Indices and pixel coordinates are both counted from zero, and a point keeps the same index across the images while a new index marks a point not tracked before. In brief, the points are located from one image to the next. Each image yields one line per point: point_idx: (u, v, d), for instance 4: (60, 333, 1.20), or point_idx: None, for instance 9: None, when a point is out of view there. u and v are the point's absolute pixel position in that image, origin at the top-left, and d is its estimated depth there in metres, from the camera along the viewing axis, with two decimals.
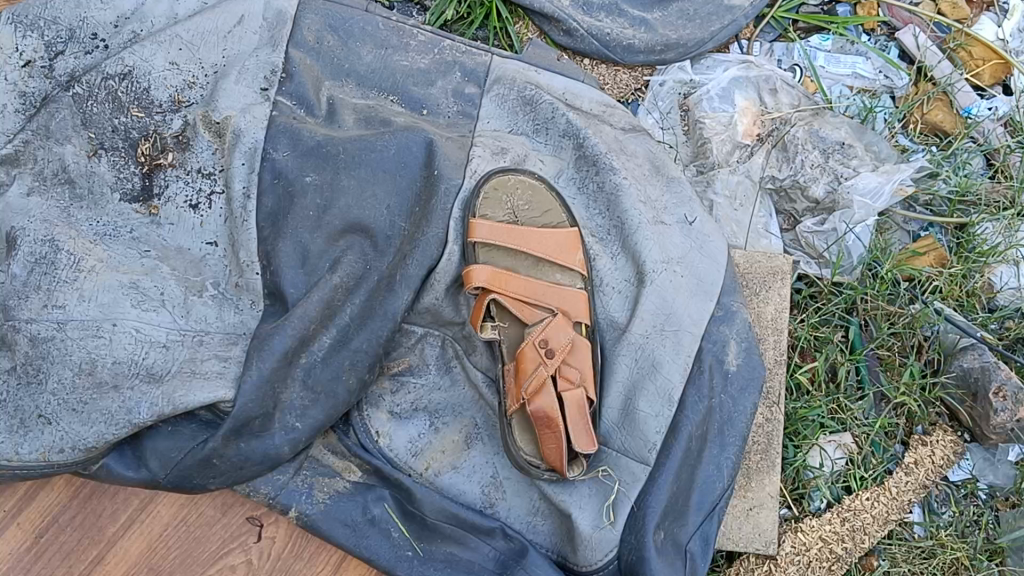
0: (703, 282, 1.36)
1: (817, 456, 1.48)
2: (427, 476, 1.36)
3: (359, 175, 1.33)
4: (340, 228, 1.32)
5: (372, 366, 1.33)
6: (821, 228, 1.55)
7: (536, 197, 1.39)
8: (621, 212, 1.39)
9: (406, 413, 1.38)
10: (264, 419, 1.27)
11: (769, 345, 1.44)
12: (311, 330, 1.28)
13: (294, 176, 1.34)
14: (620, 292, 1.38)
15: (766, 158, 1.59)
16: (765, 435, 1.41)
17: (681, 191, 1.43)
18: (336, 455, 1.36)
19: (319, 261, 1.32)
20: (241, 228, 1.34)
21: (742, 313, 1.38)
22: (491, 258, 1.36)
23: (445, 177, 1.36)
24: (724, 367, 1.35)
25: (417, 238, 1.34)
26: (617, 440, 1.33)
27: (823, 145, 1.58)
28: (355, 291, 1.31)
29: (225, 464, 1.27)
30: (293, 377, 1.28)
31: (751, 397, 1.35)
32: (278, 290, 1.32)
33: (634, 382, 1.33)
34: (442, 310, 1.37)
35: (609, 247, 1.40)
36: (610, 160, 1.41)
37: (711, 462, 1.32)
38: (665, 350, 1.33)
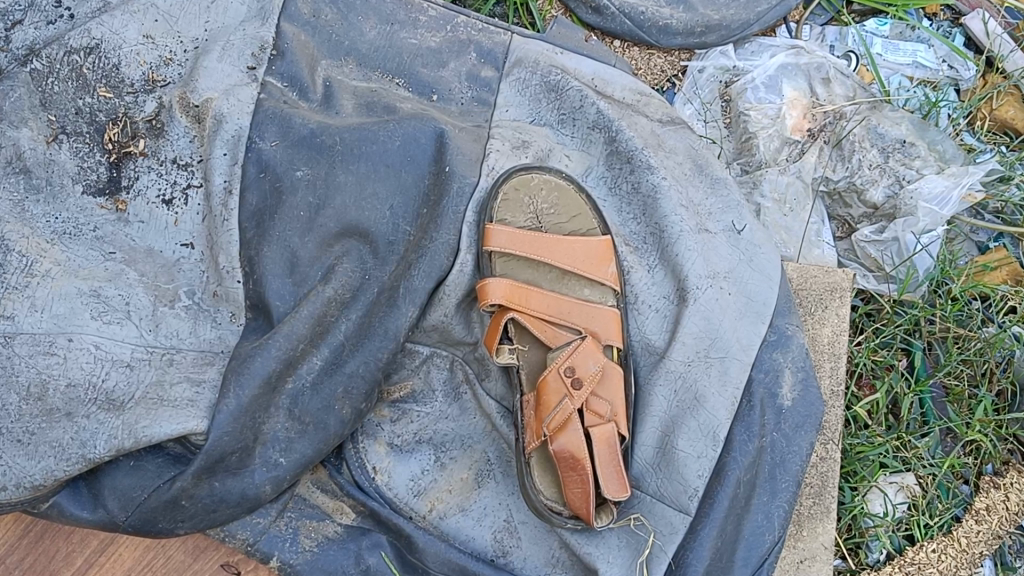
0: (753, 301, 1.18)
1: (876, 500, 1.29)
2: (430, 519, 1.17)
3: (358, 170, 1.15)
4: (336, 231, 1.14)
5: (370, 393, 1.15)
6: (880, 237, 1.38)
7: (562, 199, 1.21)
8: (660, 218, 1.20)
9: (408, 446, 1.19)
10: (242, 454, 1.09)
11: (825, 372, 1.25)
12: (300, 349, 1.11)
13: (283, 169, 1.16)
14: (657, 310, 1.19)
15: (819, 155, 1.41)
16: (820, 476, 1.22)
17: (728, 194, 1.24)
18: (326, 495, 1.17)
19: (310, 269, 1.14)
20: (221, 229, 1.16)
21: (799, 338, 1.19)
22: (509, 269, 1.18)
23: (458, 175, 1.18)
24: (777, 402, 1.16)
25: (423, 245, 1.16)
26: (652, 483, 1.14)
27: (882, 143, 1.40)
28: (351, 306, 1.13)
29: (196, 506, 1.08)
30: (277, 405, 1.10)
31: (808, 435, 1.16)
32: (261, 302, 1.14)
33: (673, 417, 1.15)
34: (452, 328, 1.19)
35: (645, 258, 1.22)
36: (646, 156, 1.22)
37: (761, 511, 1.14)
38: (710, 381, 1.15)
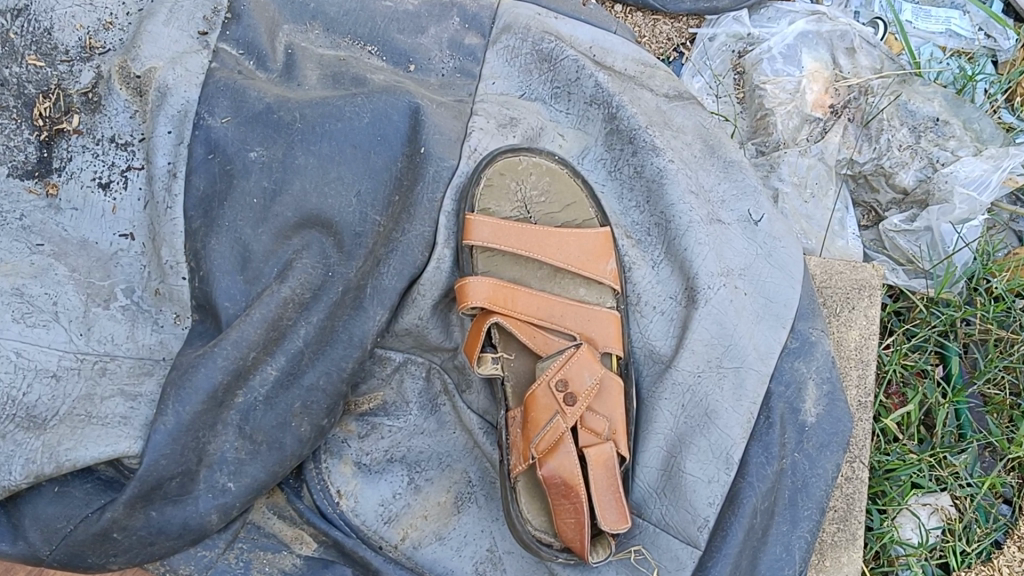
0: (772, 303, 1.04)
1: (908, 525, 1.14)
2: (402, 550, 1.02)
3: (320, 151, 1.00)
4: (294, 221, 1.00)
5: (333, 408, 1.00)
6: (911, 226, 1.23)
7: (554, 184, 1.06)
8: (666, 207, 1.05)
9: (378, 466, 1.05)
10: (184, 479, 0.95)
11: (851, 381, 1.11)
12: (251, 359, 0.96)
13: (234, 150, 1.01)
14: (663, 312, 1.05)
15: (843, 135, 1.26)
16: (845, 499, 1.08)
17: (743, 179, 1.09)
18: (284, 522, 1.03)
19: (264, 265, 1.00)
20: (164, 218, 1.02)
21: (824, 344, 1.05)
22: (493, 266, 1.03)
23: (434, 157, 1.03)
24: (799, 418, 1.02)
25: (394, 237, 1.01)
26: (655, 511, 1.00)
27: (913, 121, 1.26)
28: (311, 307, 0.98)
29: (131, 539, 0.94)
30: (224, 422, 0.96)
31: (834, 456, 1.02)
32: (209, 303, 1.00)
33: (679, 435, 1.00)
34: (428, 333, 1.04)
35: (649, 252, 1.07)
36: (650, 135, 1.07)
37: (779, 542, 1.00)
38: (722, 394, 1.00)
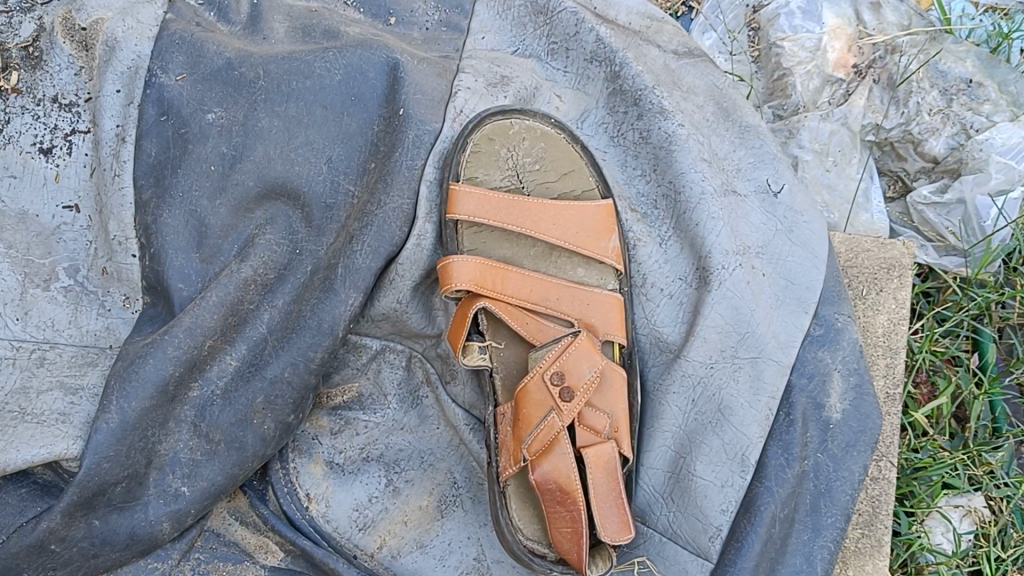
0: (793, 285, 0.93)
1: (938, 530, 1.04)
2: (380, 559, 0.92)
3: (286, 114, 0.89)
4: (256, 191, 0.89)
5: (300, 403, 0.89)
6: (942, 198, 1.12)
7: (550, 151, 0.93)
8: (675, 177, 0.94)
9: (353, 466, 0.94)
10: (130, 483, 0.84)
11: (879, 372, 1.00)
12: (207, 348, 0.86)
13: (189, 111, 0.90)
14: (671, 296, 0.93)
15: (868, 97, 1.14)
16: (871, 502, 0.98)
17: (761, 145, 0.98)
18: (246, 529, 0.92)
19: (222, 242, 0.89)
20: (111, 188, 0.90)
21: (852, 331, 0.93)
22: (480, 244, 0.92)
23: (415, 120, 0.90)
24: (823, 415, 0.91)
25: (369, 211, 0.89)
26: (662, 518, 0.90)
27: (943, 83, 1.15)
28: (275, 290, 0.88)
29: (71, 551, 0.84)
30: (177, 419, 0.86)
31: (862, 457, 0.91)
32: (159, 284, 0.89)
33: (689, 434, 0.90)
34: (408, 319, 0.93)
35: (657, 227, 0.96)
36: (658, 97, 0.95)
37: (799, 552, 0.90)
38: (738, 388, 0.89)
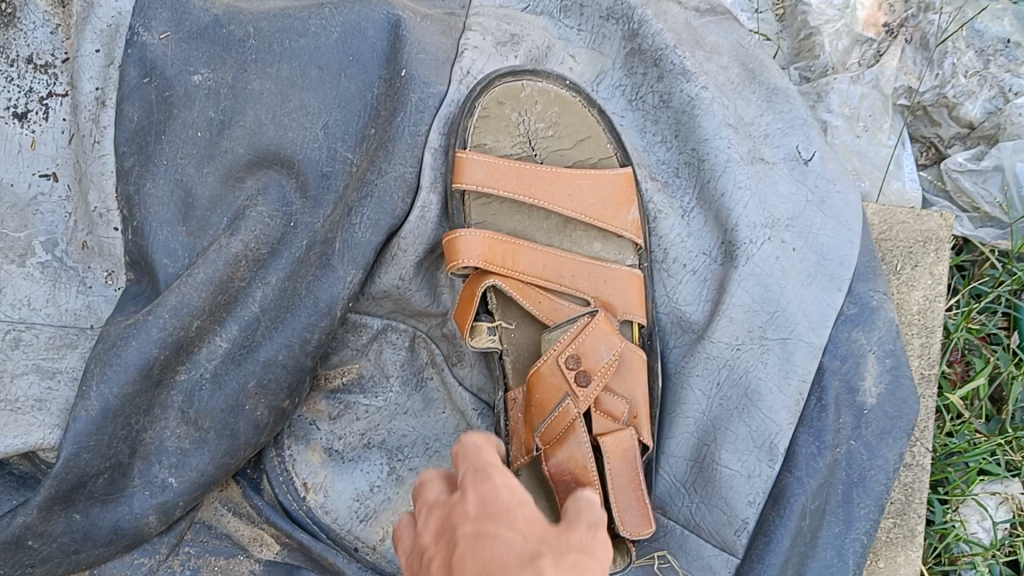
0: (825, 261, 0.86)
1: (973, 518, 0.98)
2: (382, 552, 0.86)
3: (278, 75, 0.83)
4: (247, 159, 0.82)
5: (295, 387, 0.83)
6: (979, 165, 1.05)
7: (563, 116, 0.86)
8: (699, 144, 0.87)
9: (353, 453, 0.89)
10: (113, 475, 0.79)
11: (913, 351, 0.94)
12: (195, 329, 0.79)
13: (173, 72, 0.83)
14: (694, 272, 0.87)
15: (900, 58, 1.07)
16: (904, 490, 0.92)
17: (790, 108, 0.91)
18: (240, 520, 0.86)
19: (211, 214, 0.82)
20: (91, 155, 0.84)
21: (888, 310, 0.87)
22: (490, 215, 0.85)
23: (418, 82, 0.83)
24: (858, 400, 0.85)
25: (369, 180, 0.83)
26: (683, 509, 0.84)
27: (980, 43, 1.07)
28: (268, 266, 0.81)
29: (50, 547, 0.78)
30: (164, 405, 0.80)
31: (897, 445, 0.85)
32: (143, 259, 0.83)
33: (713, 420, 0.84)
34: (411, 297, 0.87)
35: (679, 198, 0.89)
36: (680, 57, 0.88)
37: (830, 546, 0.84)
38: (766, 371, 0.83)
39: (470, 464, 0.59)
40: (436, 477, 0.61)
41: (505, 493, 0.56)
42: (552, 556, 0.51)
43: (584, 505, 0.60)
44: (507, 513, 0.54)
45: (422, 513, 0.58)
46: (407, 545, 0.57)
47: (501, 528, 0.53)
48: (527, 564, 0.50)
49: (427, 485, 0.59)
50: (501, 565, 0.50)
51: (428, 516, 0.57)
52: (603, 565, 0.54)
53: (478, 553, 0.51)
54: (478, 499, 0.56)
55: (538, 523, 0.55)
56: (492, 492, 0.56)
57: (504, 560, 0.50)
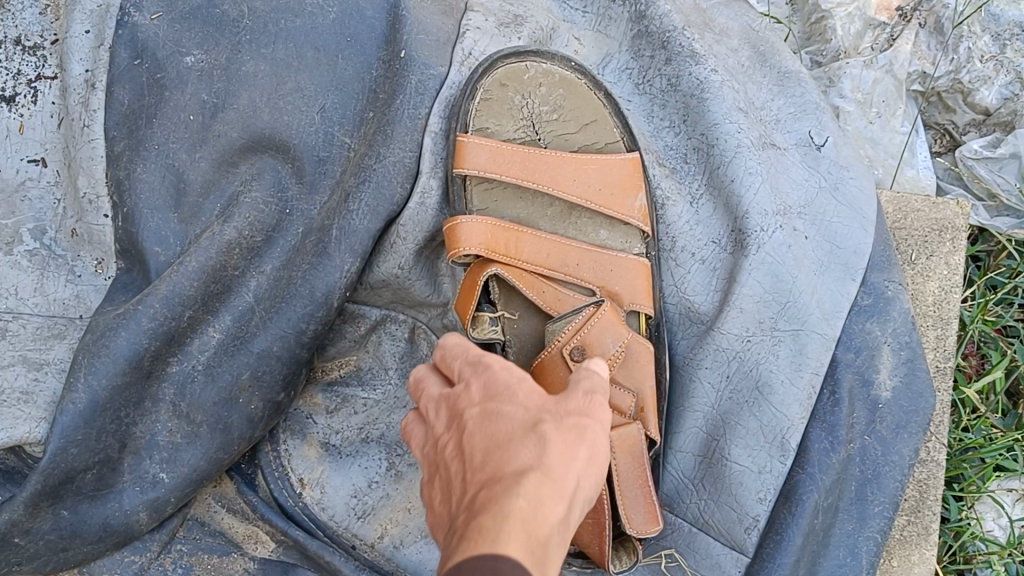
0: (839, 250, 0.83)
1: (989, 515, 0.96)
2: (381, 550, 0.83)
3: (273, 56, 0.80)
4: (241, 143, 0.79)
5: (291, 380, 0.81)
6: (994, 153, 1.02)
7: (568, 99, 0.84)
8: (708, 128, 0.84)
9: (350, 448, 0.86)
10: (102, 470, 0.76)
11: (929, 344, 0.91)
12: (186, 319, 0.76)
13: (165, 54, 0.79)
14: (703, 261, 0.84)
15: (914, 42, 1.04)
16: (917, 487, 0.90)
17: (801, 93, 0.88)
18: (234, 517, 0.83)
19: (203, 200, 0.80)
20: (80, 140, 0.80)
21: (903, 301, 0.84)
22: (491, 202, 0.82)
23: (418, 63, 0.80)
24: (872, 394, 0.82)
25: (367, 164, 0.79)
26: (691, 506, 0.82)
27: (995, 27, 1.04)
28: (263, 254, 0.78)
29: (37, 545, 0.75)
30: (155, 398, 0.77)
31: (913, 440, 0.82)
32: (133, 247, 0.80)
33: (723, 414, 0.81)
34: (411, 286, 0.84)
35: (687, 185, 0.86)
36: (688, 39, 0.86)
37: (843, 545, 0.81)
38: (778, 363, 0.80)
39: (461, 360, 0.61)
40: (432, 370, 0.64)
41: (503, 373, 0.58)
42: (553, 422, 0.55)
43: (583, 373, 0.62)
44: (508, 390, 0.57)
45: (429, 407, 0.61)
46: (420, 444, 0.60)
47: (504, 405, 0.56)
48: (532, 434, 0.53)
49: (426, 380, 0.62)
50: (508, 438, 0.53)
51: (434, 410, 0.60)
52: (601, 424, 0.58)
53: (485, 431, 0.54)
54: (478, 386, 0.58)
55: (537, 393, 0.57)
56: (493, 374, 0.58)
57: (510, 432, 0.54)
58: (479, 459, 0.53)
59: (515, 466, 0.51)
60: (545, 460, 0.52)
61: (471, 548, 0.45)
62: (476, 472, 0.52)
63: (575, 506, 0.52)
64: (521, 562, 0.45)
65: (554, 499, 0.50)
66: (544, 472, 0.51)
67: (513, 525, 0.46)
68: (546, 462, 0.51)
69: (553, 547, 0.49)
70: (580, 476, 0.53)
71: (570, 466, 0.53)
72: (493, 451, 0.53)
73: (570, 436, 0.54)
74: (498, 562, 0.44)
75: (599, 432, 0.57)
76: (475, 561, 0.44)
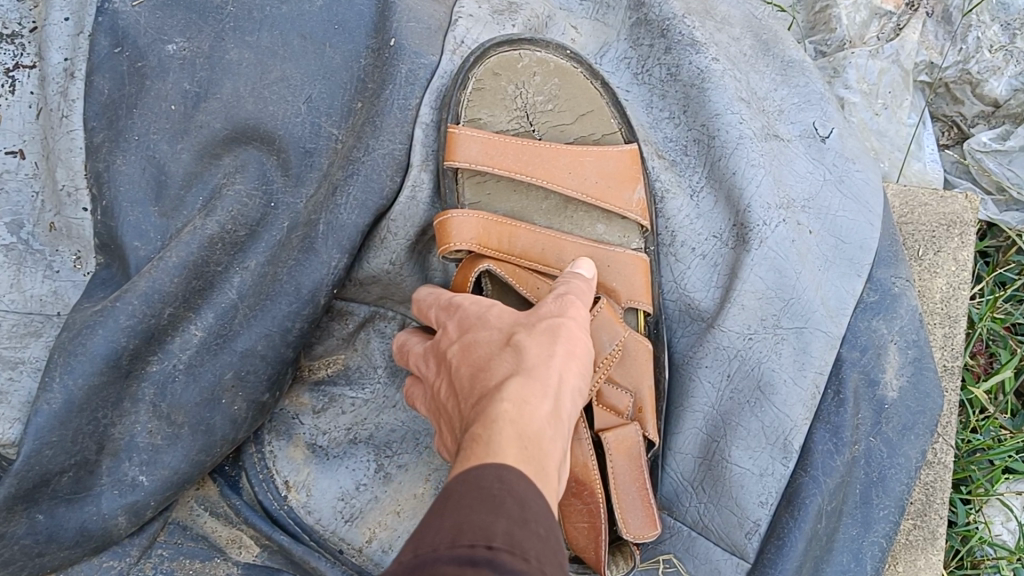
0: (844, 245, 0.81)
1: (997, 519, 0.93)
2: (369, 554, 0.81)
3: (259, 45, 0.76)
4: (224, 134, 0.76)
5: (274, 380, 0.78)
6: (1004, 145, 1.00)
7: (563, 90, 0.81)
8: (708, 119, 0.82)
9: (338, 449, 0.83)
10: (79, 472, 0.74)
11: (936, 342, 0.88)
12: (167, 317, 0.74)
13: (146, 41, 0.76)
14: (704, 256, 0.81)
15: (921, 32, 1.01)
16: (924, 490, 0.87)
17: (804, 83, 0.85)
18: (217, 521, 0.81)
19: (185, 193, 0.77)
20: (60, 131, 0.77)
21: (910, 298, 0.82)
22: (484, 195, 0.79)
23: (408, 51, 0.77)
24: (878, 394, 0.80)
25: (355, 157, 0.77)
26: (691, 509, 0.79)
27: (1005, 17, 1.00)
28: (247, 250, 0.76)
29: (11, 550, 0.72)
30: (134, 398, 0.74)
31: (919, 442, 0.80)
32: (113, 242, 0.77)
33: (723, 414, 0.78)
34: (401, 283, 0.81)
35: (687, 177, 0.83)
36: (688, 27, 0.83)
37: (847, 550, 0.79)
38: (781, 362, 0.77)
39: (437, 305, 0.67)
40: (416, 331, 0.71)
41: (472, 308, 0.63)
42: (526, 331, 0.57)
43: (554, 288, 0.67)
44: (480, 319, 0.61)
45: (424, 360, 0.66)
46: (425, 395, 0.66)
47: (478, 333, 0.60)
48: (508, 348, 0.56)
49: (415, 340, 0.69)
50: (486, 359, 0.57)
51: (426, 363, 0.65)
52: (575, 319, 0.61)
53: (466, 360, 0.58)
54: (453, 325, 0.63)
55: (506, 313, 0.61)
56: (466, 311, 0.63)
57: (487, 354, 0.57)
58: (469, 386, 0.57)
59: (496, 379, 0.54)
60: (523, 365, 0.54)
61: (470, 459, 0.47)
62: (468, 397, 0.56)
63: (566, 400, 0.54)
64: (519, 464, 0.46)
65: (538, 397, 0.52)
66: (524, 374, 0.53)
67: (503, 424, 0.49)
68: (523, 367, 0.54)
69: (551, 439, 0.51)
70: (565, 371, 0.55)
71: (551, 363, 0.55)
72: (477, 376, 0.56)
73: (545, 337, 0.57)
74: (501, 467, 0.45)
75: (575, 327, 0.59)
76: (479, 471, 0.45)
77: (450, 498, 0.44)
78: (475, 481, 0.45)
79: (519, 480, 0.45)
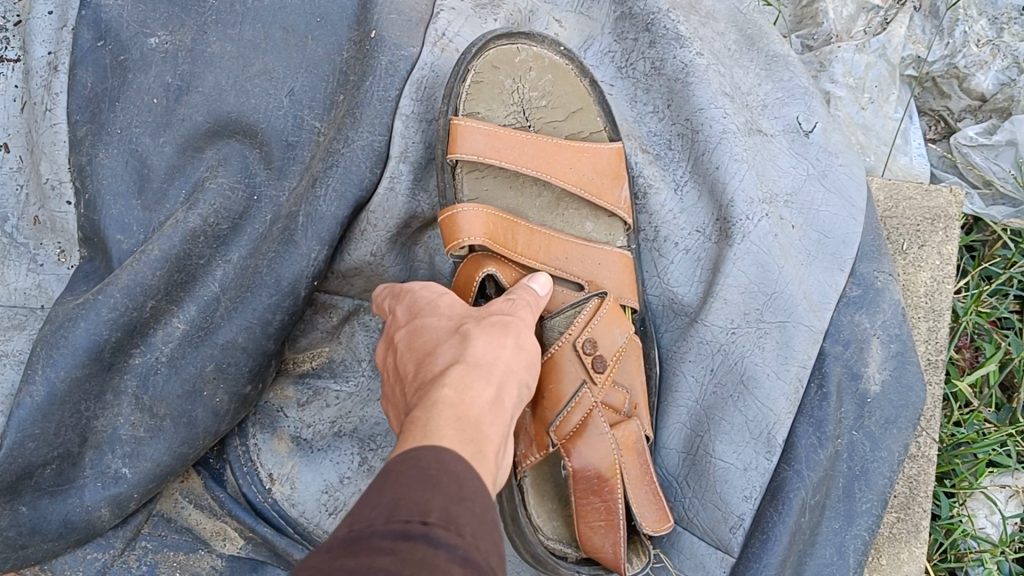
0: (826, 239, 0.81)
1: (981, 512, 0.93)
2: None
3: (241, 38, 0.77)
4: (206, 127, 0.76)
5: (257, 372, 0.78)
6: (990, 140, 1.00)
7: (555, 85, 0.80)
8: (692, 113, 0.82)
9: (322, 442, 0.83)
10: (62, 465, 0.74)
11: (919, 338, 0.89)
12: (149, 310, 0.74)
13: (129, 35, 0.76)
14: (688, 251, 0.81)
15: (908, 26, 1.01)
16: (908, 483, 0.87)
17: (789, 78, 0.85)
18: (201, 513, 0.81)
19: (169, 186, 0.77)
20: (43, 125, 0.78)
21: (893, 292, 0.82)
22: (482, 190, 0.78)
23: (389, 44, 0.75)
24: (860, 388, 0.80)
25: (335, 149, 0.75)
26: (677, 504, 0.79)
27: (992, 11, 1.01)
28: (230, 244, 0.76)
29: None
30: (117, 391, 0.75)
31: (902, 436, 0.80)
32: (95, 235, 0.77)
33: (707, 408, 0.79)
34: (384, 274, 0.81)
35: (671, 171, 0.83)
36: (672, 22, 0.83)
37: (830, 544, 0.79)
38: (764, 356, 0.78)
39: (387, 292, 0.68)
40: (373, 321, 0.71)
41: (425, 293, 0.64)
42: (474, 323, 0.58)
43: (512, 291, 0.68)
44: (430, 305, 0.62)
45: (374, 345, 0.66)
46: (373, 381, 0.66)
47: (427, 320, 0.60)
48: (456, 336, 0.57)
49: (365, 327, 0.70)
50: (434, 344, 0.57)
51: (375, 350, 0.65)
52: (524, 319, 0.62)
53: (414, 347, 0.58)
54: (403, 309, 0.64)
55: (458, 303, 0.62)
56: (418, 298, 0.64)
57: (435, 339, 0.58)
58: (413, 371, 0.57)
59: (441, 365, 0.54)
60: (468, 352, 0.55)
61: (407, 438, 0.46)
62: (412, 381, 0.56)
63: (510, 390, 0.54)
64: (457, 446, 0.45)
65: (481, 384, 0.52)
66: (468, 362, 0.53)
67: (446, 404, 0.48)
68: (467, 355, 0.54)
69: (490, 425, 0.50)
70: (510, 363, 0.55)
71: (497, 354, 0.55)
72: (423, 361, 0.56)
73: (493, 329, 0.58)
74: (441, 449, 0.44)
75: (524, 327, 0.61)
76: (418, 450, 0.44)
77: (387, 473, 0.43)
78: (413, 459, 0.44)
79: (457, 461, 0.44)
